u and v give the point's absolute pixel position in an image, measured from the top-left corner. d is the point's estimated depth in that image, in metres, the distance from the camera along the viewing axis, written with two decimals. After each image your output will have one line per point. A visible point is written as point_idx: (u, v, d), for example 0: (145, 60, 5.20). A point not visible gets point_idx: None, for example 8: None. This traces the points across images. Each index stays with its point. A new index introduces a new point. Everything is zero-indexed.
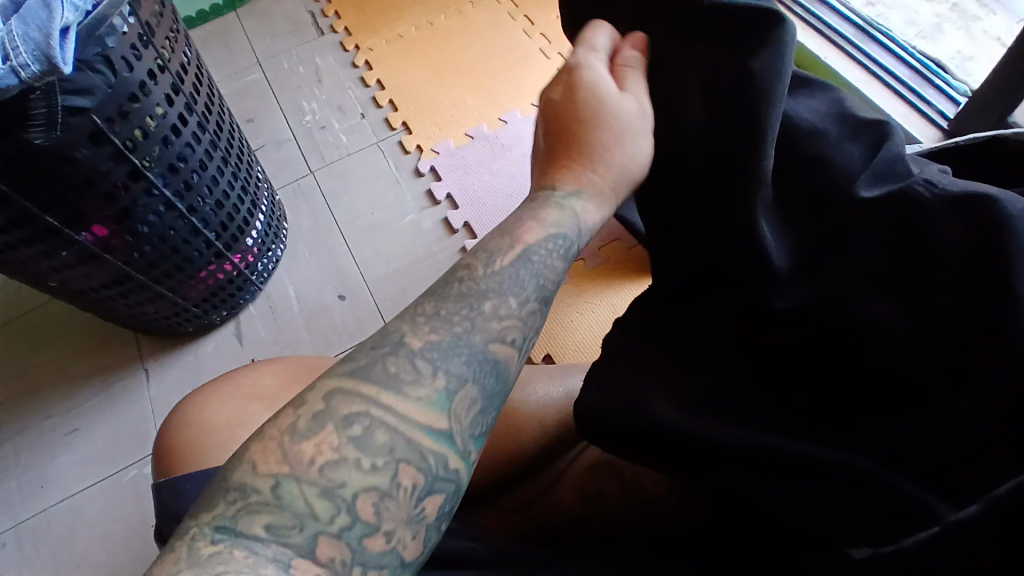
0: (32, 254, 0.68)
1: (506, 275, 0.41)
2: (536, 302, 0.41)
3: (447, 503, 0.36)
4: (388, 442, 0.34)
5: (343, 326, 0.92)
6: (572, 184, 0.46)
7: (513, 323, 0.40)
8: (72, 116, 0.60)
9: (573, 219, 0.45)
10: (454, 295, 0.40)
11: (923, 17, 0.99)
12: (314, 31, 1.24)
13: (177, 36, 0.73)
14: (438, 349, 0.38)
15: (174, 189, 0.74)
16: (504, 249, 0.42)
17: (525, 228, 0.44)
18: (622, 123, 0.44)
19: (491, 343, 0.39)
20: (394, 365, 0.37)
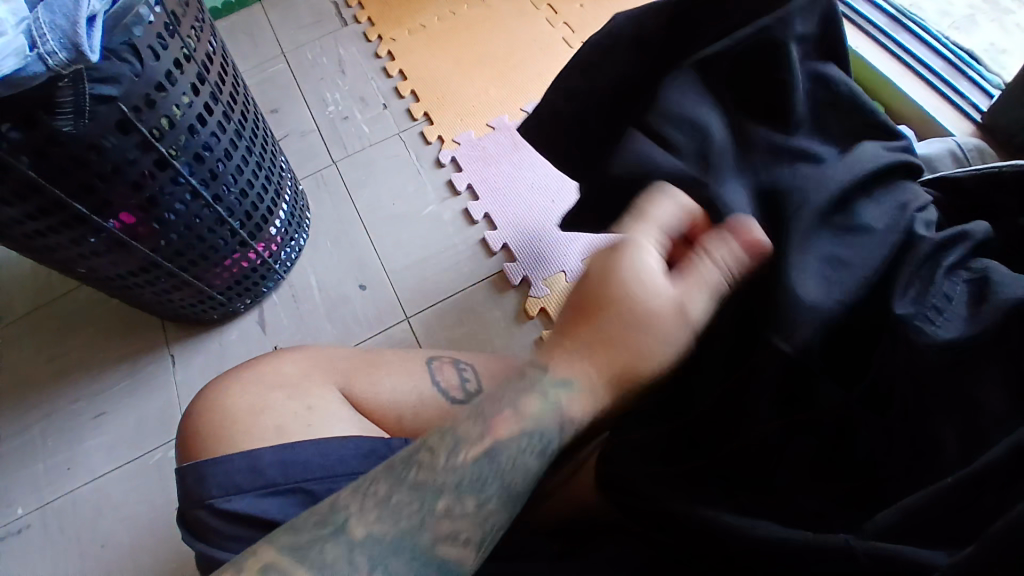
0: (61, 241, 0.70)
1: (467, 471, 0.39)
2: (497, 500, 0.40)
3: None
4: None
5: (364, 317, 0.92)
6: (567, 371, 0.41)
7: (467, 522, 0.39)
8: (99, 105, 0.61)
9: (557, 415, 0.41)
10: (393, 484, 0.40)
11: (956, 8, 0.97)
12: (338, 22, 1.24)
13: (203, 26, 0.73)
14: (378, 543, 0.38)
15: (200, 178, 0.75)
16: (472, 438, 0.40)
17: (501, 418, 0.41)
18: (662, 322, 0.41)
19: (440, 542, 0.38)
20: (330, 552, 0.38)
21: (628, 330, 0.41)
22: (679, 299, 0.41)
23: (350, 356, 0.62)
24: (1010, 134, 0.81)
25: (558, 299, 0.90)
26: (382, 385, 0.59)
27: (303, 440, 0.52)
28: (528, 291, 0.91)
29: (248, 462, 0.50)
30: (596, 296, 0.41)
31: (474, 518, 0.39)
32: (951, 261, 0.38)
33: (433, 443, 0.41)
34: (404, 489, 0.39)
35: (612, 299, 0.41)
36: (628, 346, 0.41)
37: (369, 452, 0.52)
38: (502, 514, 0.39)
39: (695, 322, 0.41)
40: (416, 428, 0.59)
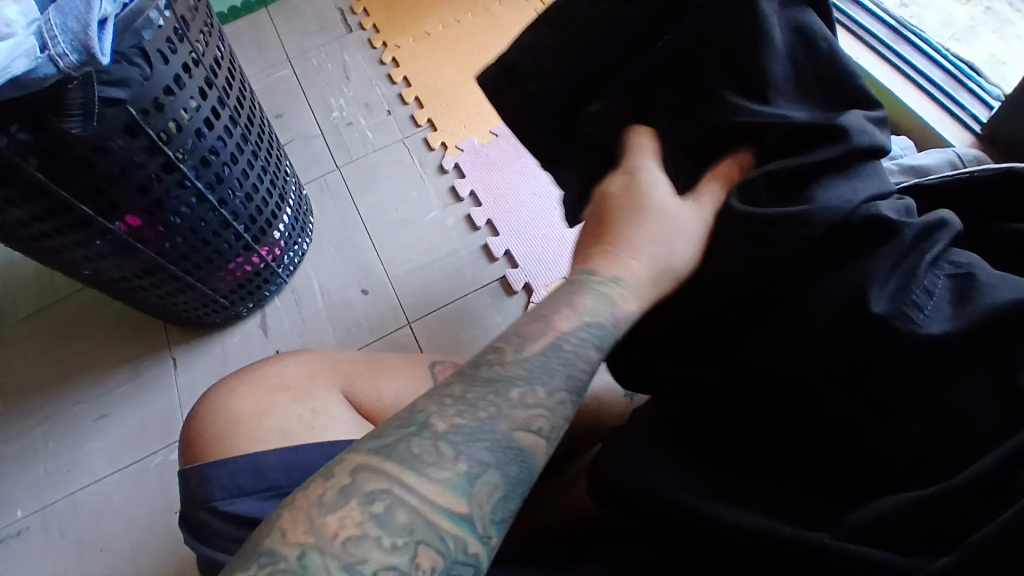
0: (67, 243, 0.70)
1: (537, 362, 0.40)
2: (567, 390, 0.40)
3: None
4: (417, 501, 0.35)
5: (366, 321, 0.93)
6: (609, 268, 0.45)
7: (540, 411, 0.39)
8: (108, 107, 0.61)
9: (611, 309, 0.43)
10: (472, 385, 0.39)
11: (957, 19, 0.98)
12: (343, 28, 1.25)
13: (211, 31, 0.74)
14: (464, 431, 0.37)
15: (205, 181, 0.75)
16: (536, 335, 0.42)
17: (560, 314, 0.43)
18: (686, 223, 0.44)
19: (517, 430, 0.38)
20: (418, 446, 0.36)
21: (665, 222, 0.44)
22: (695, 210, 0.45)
23: (353, 360, 0.62)
24: (1010, 145, 0.82)
25: None
26: (385, 389, 0.60)
27: (306, 443, 0.52)
28: (530, 296, 0.92)
29: (252, 465, 0.50)
30: (629, 195, 0.46)
31: (548, 405, 0.39)
32: (934, 253, 0.38)
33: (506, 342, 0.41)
34: (480, 391, 0.39)
35: (643, 200, 0.45)
36: (662, 242, 0.44)
37: None
38: (572, 402, 0.40)
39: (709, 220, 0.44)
40: None
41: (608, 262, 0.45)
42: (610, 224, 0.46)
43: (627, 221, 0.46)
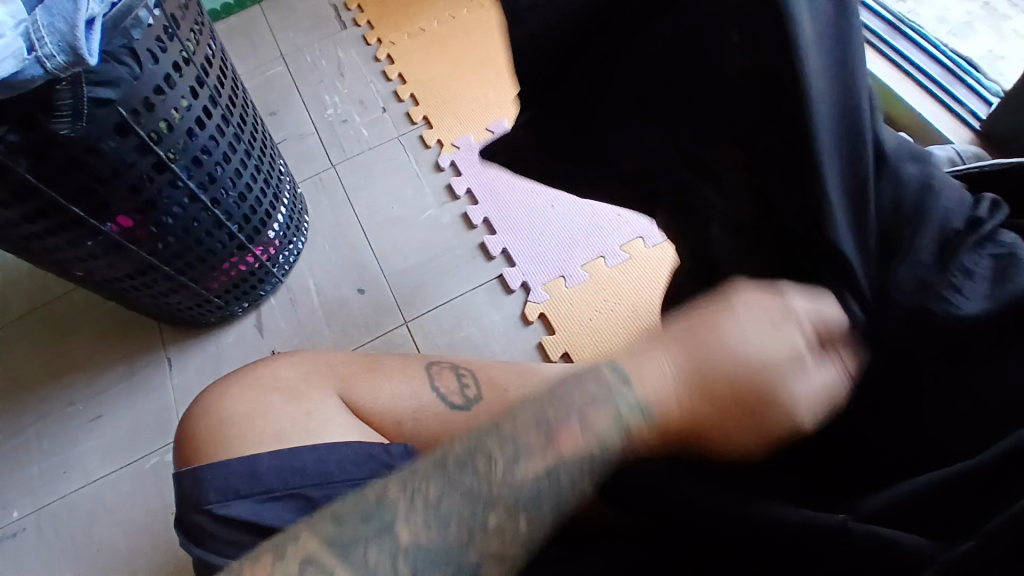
0: (58, 243, 0.70)
1: (526, 489, 0.35)
2: (547, 519, 0.36)
3: None
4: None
5: (362, 320, 0.92)
6: (664, 401, 0.36)
7: (513, 542, 0.35)
8: (98, 107, 0.61)
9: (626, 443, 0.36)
10: (448, 481, 0.35)
11: (954, 14, 0.97)
12: (337, 25, 1.24)
13: (202, 29, 0.73)
14: (427, 552, 0.34)
15: (197, 181, 0.75)
16: (537, 451, 0.36)
17: (568, 429, 0.36)
18: (783, 411, 0.34)
19: (483, 562, 0.34)
20: (375, 555, 0.34)
21: (760, 401, 0.34)
22: (803, 392, 0.34)
23: (348, 360, 0.61)
24: (1007, 142, 0.81)
25: (557, 304, 0.90)
26: (380, 390, 0.59)
27: (302, 445, 0.51)
28: (527, 295, 0.91)
29: (246, 467, 0.50)
30: (727, 341, 0.35)
31: (523, 538, 0.35)
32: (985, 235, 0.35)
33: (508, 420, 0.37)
34: (460, 486, 0.35)
35: (757, 361, 0.34)
36: (735, 413, 0.35)
37: (369, 457, 0.52)
38: (546, 532, 0.36)
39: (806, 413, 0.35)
40: (416, 433, 0.59)
41: (657, 381, 0.36)
42: (687, 343, 0.36)
43: (720, 367, 0.35)
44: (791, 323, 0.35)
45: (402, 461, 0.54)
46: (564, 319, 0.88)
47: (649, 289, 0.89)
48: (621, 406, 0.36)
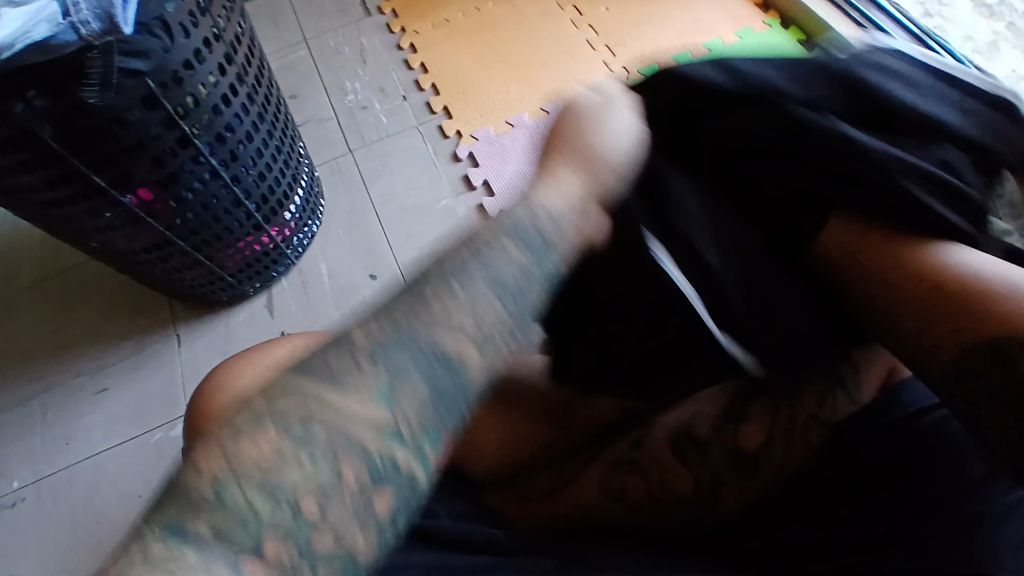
0: (78, 212, 0.70)
1: (459, 284, 0.35)
2: (453, 372, 0.34)
3: (398, 503, 0.33)
4: (397, 419, 0.33)
5: None
6: (551, 176, 0.39)
7: (421, 389, 0.34)
8: (127, 77, 0.61)
9: (532, 207, 0.37)
10: (412, 337, 0.34)
11: (980, 33, 0.99)
12: (361, 11, 1.24)
13: (233, 6, 0.73)
14: (386, 348, 0.34)
15: (219, 158, 0.75)
16: (455, 253, 0.36)
17: (486, 221, 0.38)
18: (598, 112, 0.41)
19: (441, 336, 0.34)
20: (330, 366, 0.33)
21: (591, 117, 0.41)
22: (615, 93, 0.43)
23: None
24: None
25: None
26: None
27: None
28: None
29: None
30: (555, 135, 0.41)
31: (436, 385, 0.34)
32: None
33: (434, 274, 0.35)
34: (434, 331, 0.34)
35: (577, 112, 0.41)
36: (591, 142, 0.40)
37: None
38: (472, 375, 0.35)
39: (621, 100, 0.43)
40: None
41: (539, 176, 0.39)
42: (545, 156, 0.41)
43: (559, 142, 0.40)
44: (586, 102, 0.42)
45: None
46: None
47: None
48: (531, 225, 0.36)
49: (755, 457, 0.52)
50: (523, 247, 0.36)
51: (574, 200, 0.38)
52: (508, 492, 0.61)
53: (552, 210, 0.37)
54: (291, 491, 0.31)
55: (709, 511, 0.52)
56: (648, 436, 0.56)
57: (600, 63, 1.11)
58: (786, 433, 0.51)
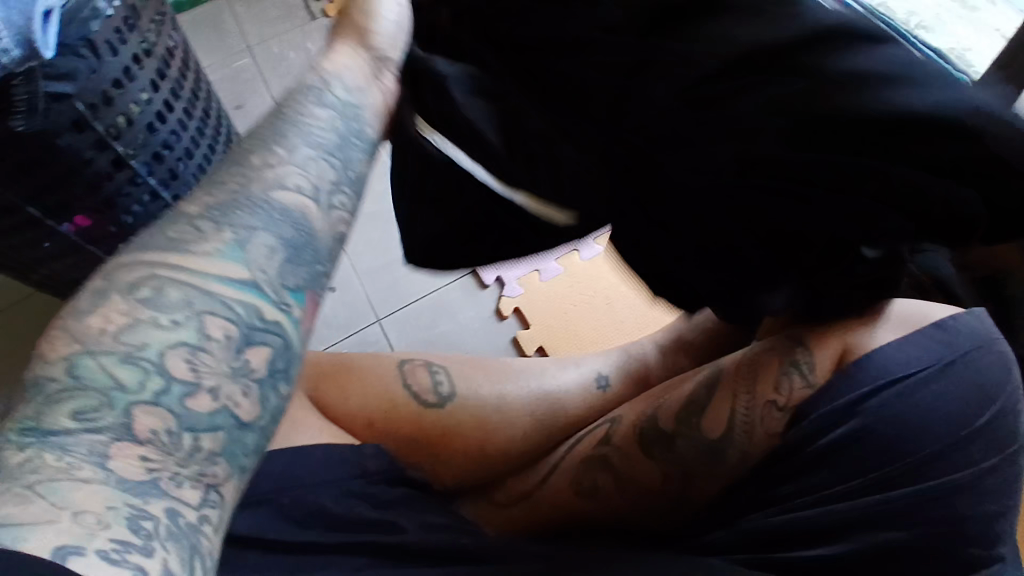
0: (14, 244, 0.68)
1: (277, 160, 0.43)
2: (290, 225, 0.41)
3: (278, 360, 0.39)
4: (254, 273, 0.39)
5: (333, 319, 0.90)
6: (335, 60, 0.49)
7: (268, 244, 0.40)
8: (54, 102, 0.58)
9: (326, 84, 0.47)
10: (251, 202, 0.41)
11: None
12: (306, 16, 1.22)
13: (163, 18, 0.70)
14: (218, 209, 0.40)
15: (158, 177, 0.72)
16: (267, 124, 0.45)
17: (288, 97, 0.47)
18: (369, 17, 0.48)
19: (274, 194, 0.42)
20: (169, 236, 0.38)
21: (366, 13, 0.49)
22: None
23: (323, 361, 0.61)
24: None
25: (531, 300, 0.90)
26: (352, 393, 0.59)
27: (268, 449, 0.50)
28: (501, 290, 0.91)
29: None
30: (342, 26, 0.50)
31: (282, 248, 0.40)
32: None
33: (253, 153, 0.43)
34: (271, 196, 0.41)
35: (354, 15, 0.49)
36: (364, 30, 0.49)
37: (339, 460, 0.52)
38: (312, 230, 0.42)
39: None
40: (390, 434, 0.59)
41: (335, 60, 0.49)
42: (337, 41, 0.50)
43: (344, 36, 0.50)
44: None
45: (373, 461, 0.54)
46: (538, 315, 0.89)
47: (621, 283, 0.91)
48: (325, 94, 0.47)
49: (719, 445, 0.55)
50: (332, 120, 0.46)
51: (369, 75, 0.48)
52: (486, 498, 0.62)
53: (346, 86, 0.48)
54: (156, 352, 0.35)
55: (687, 499, 0.57)
56: (614, 432, 0.61)
57: None
58: (748, 418, 0.54)
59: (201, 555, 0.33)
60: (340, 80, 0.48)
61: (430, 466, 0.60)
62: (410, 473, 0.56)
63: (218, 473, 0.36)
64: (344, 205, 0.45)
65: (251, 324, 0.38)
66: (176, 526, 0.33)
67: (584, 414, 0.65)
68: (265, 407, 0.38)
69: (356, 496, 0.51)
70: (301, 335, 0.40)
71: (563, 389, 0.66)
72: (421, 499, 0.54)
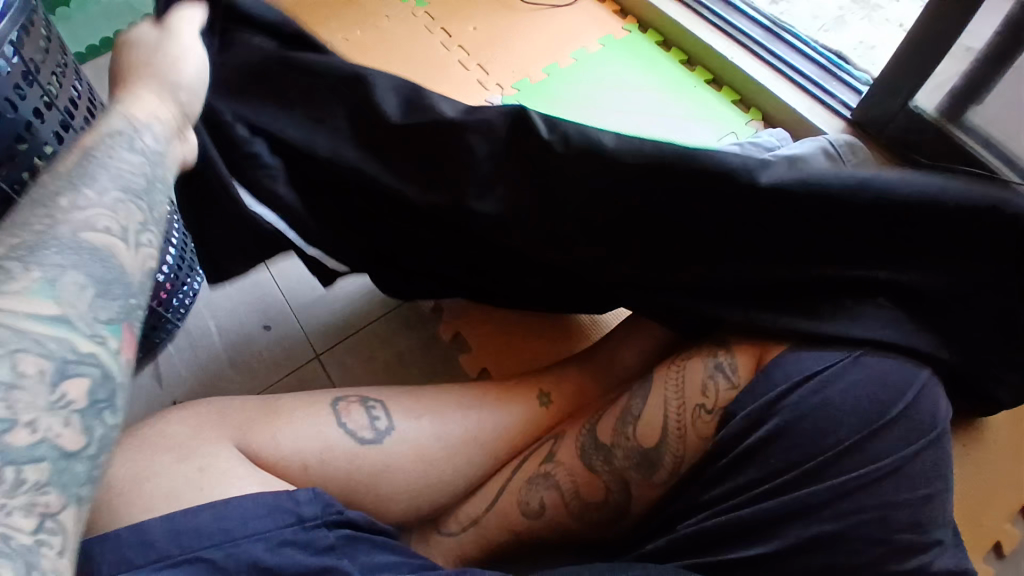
0: None
1: (82, 196, 0.44)
2: (98, 261, 0.42)
3: (97, 390, 0.39)
4: (66, 309, 0.39)
5: (271, 359, 0.88)
6: (122, 91, 0.55)
7: (79, 279, 0.40)
8: None
9: (126, 121, 0.52)
10: (60, 245, 0.41)
11: (825, 13, 1.11)
12: None
13: (65, 69, 0.68)
14: (24, 249, 0.39)
15: None
16: (68, 159, 0.47)
17: (87, 135, 0.50)
18: (138, 55, 0.57)
19: (82, 231, 0.42)
20: None
21: (144, 60, 0.56)
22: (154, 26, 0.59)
23: (250, 405, 0.59)
24: (877, 127, 0.93)
25: (471, 321, 0.90)
26: (283, 435, 0.57)
27: (198, 504, 0.49)
28: (442, 315, 0.91)
29: (137, 534, 0.47)
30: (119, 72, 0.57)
31: (94, 287, 0.41)
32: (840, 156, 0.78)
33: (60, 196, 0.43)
34: (80, 238, 0.42)
35: (125, 64, 0.57)
36: (141, 65, 0.56)
37: (274, 507, 0.50)
38: (122, 267, 0.43)
39: (164, 29, 0.59)
40: (324, 475, 0.58)
41: (122, 90, 0.55)
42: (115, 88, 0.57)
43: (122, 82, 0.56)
44: (140, 38, 0.58)
45: (311, 505, 0.51)
46: (479, 336, 0.89)
47: None
48: (117, 125, 0.51)
49: (655, 452, 0.58)
50: (139, 170, 0.49)
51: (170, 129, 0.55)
52: (435, 529, 0.63)
53: (140, 117, 0.52)
54: None
55: (625, 513, 0.60)
56: (557, 447, 0.62)
57: (475, 82, 1.11)
58: (679, 423, 0.58)
59: (41, 573, 0.33)
60: (149, 133, 0.52)
61: (372, 502, 0.60)
62: (354, 513, 0.53)
63: (52, 502, 0.35)
64: (150, 243, 0.46)
65: (67, 357, 0.38)
66: (9, 549, 0.32)
67: (528, 433, 0.66)
68: (91, 435, 0.38)
69: (290, 543, 0.49)
70: (121, 366, 0.41)
71: (506, 411, 0.66)
72: (363, 540, 0.52)
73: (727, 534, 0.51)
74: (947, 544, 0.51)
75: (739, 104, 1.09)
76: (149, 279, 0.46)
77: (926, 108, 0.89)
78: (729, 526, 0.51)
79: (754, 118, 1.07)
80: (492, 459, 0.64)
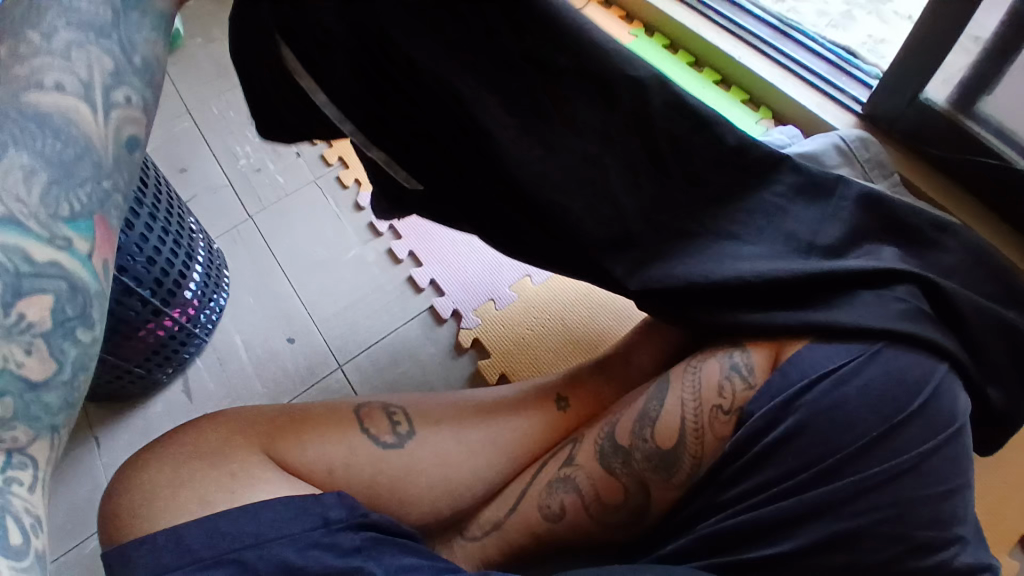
0: None
1: (38, 62, 0.46)
2: (54, 144, 0.45)
3: (67, 307, 0.45)
4: (10, 210, 0.43)
5: (295, 371, 0.91)
6: None
7: (30, 177, 0.44)
8: None
9: None
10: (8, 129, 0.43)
11: (832, 9, 1.11)
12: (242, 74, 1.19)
13: None
14: None
15: None
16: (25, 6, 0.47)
17: None
18: None
19: (38, 102, 0.45)
20: None
21: None
22: None
23: (275, 415, 0.61)
24: (889, 123, 0.93)
25: (488, 329, 0.92)
26: (309, 444, 0.59)
27: (229, 509, 0.51)
28: (460, 323, 0.93)
29: (173, 539, 0.49)
30: None
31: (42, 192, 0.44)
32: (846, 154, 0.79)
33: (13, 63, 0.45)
34: (32, 104, 0.45)
35: None
36: None
37: (301, 512, 0.52)
38: (87, 143, 0.46)
39: None
40: (348, 479, 0.60)
41: None
42: None
43: None
44: None
45: (337, 509, 0.53)
46: (497, 343, 0.91)
47: (572, 303, 0.92)
48: None
49: (674, 453, 0.58)
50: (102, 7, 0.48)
51: None
52: (458, 533, 0.65)
53: None
54: None
55: (646, 513, 0.61)
56: (576, 450, 0.63)
57: None
58: (698, 425, 0.58)
59: (17, 512, 0.43)
60: None
61: (398, 507, 0.61)
62: (378, 516, 0.54)
63: (19, 436, 0.44)
64: (125, 99, 0.49)
65: (17, 269, 0.43)
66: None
67: (547, 439, 0.66)
68: (57, 362, 0.45)
69: (319, 546, 0.50)
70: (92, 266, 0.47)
71: (523, 418, 0.67)
72: (389, 542, 0.54)
73: (747, 533, 0.53)
74: (968, 538, 0.51)
75: (748, 103, 1.11)
76: (125, 143, 0.49)
77: (936, 100, 0.89)
78: (749, 526, 0.52)
79: (763, 117, 1.08)
80: (512, 463, 0.65)
